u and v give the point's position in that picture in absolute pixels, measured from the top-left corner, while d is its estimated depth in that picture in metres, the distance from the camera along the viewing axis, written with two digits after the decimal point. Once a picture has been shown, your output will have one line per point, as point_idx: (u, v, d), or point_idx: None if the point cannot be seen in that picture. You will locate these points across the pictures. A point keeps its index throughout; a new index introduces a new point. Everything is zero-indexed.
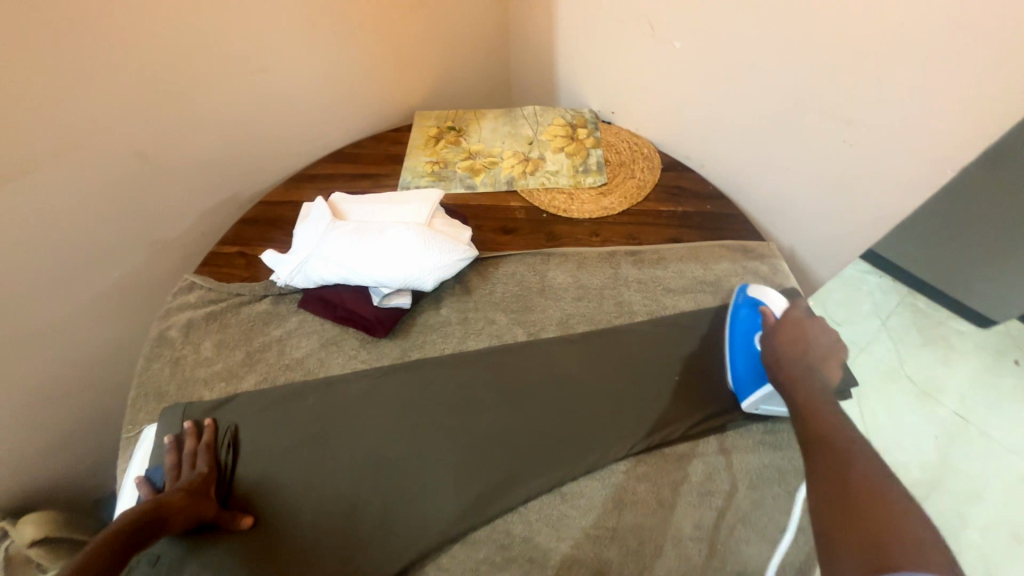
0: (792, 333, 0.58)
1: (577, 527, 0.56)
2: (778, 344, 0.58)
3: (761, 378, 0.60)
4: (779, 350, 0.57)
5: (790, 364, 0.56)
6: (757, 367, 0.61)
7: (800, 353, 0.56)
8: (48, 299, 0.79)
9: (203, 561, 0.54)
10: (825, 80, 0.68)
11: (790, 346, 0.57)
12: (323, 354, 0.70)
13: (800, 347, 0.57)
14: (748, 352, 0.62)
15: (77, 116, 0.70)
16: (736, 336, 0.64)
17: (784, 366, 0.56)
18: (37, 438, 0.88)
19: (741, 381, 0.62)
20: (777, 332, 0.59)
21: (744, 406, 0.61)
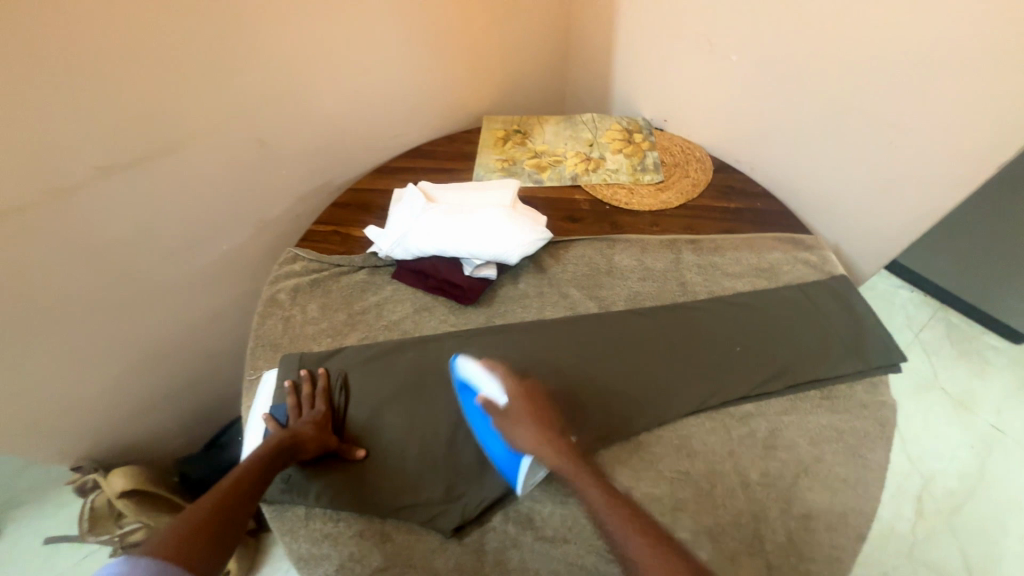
0: (528, 409, 0.63)
1: (656, 470, 0.62)
2: (526, 429, 0.60)
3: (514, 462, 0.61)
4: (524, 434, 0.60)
5: (528, 442, 0.60)
6: (507, 451, 0.62)
7: (539, 433, 0.60)
8: (171, 264, 0.90)
9: (327, 483, 0.62)
10: (876, 88, 0.76)
11: (528, 426, 0.61)
12: (417, 317, 0.79)
13: (541, 426, 0.61)
14: (495, 437, 0.63)
15: (219, 106, 0.81)
16: (476, 419, 0.65)
17: (538, 447, 0.59)
18: (136, 389, 0.99)
19: (505, 463, 0.61)
20: (516, 407, 0.63)
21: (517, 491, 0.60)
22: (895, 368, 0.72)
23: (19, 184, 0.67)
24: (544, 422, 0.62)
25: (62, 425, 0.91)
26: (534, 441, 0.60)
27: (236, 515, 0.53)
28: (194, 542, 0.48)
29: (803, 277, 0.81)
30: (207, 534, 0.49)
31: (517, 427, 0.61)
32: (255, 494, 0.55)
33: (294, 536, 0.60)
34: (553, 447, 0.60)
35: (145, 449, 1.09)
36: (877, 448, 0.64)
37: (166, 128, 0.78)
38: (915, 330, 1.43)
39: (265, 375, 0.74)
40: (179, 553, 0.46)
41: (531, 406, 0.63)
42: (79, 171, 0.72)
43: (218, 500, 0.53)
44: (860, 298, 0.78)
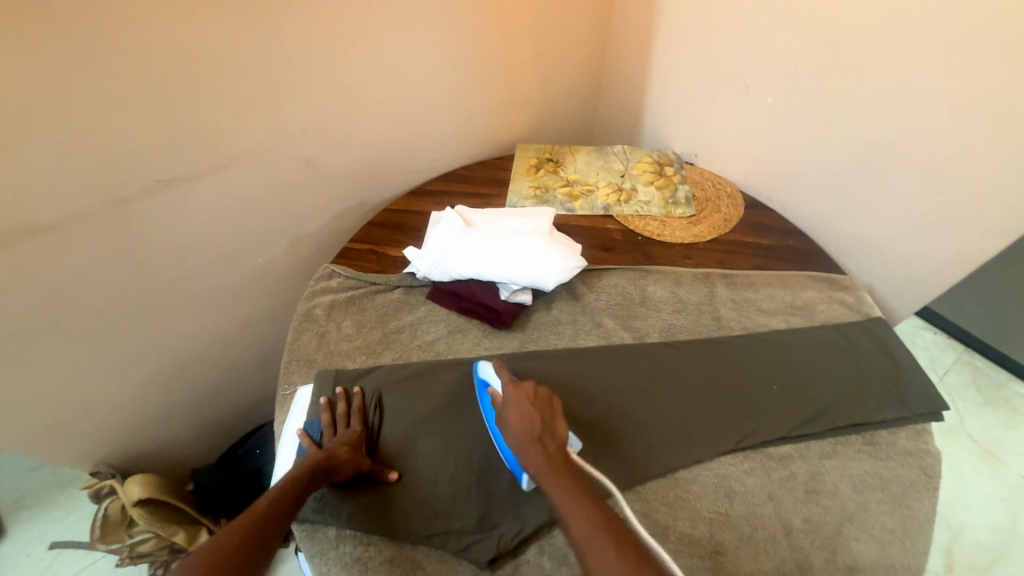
0: (521, 400, 0.58)
1: (693, 510, 0.61)
2: (514, 421, 0.57)
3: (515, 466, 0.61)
4: (512, 426, 0.57)
5: (513, 430, 0.56)
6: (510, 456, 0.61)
7: (527, 424, 0.56)
8: (210, 274, 0.92)
9: (360, 505, 0.61)
10: (913, 134, 0.77)
11: (520, 416, 0.57)
12: (451, 339, 0.79)
13: (533, 418, 0.56)
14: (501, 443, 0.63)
15: (272, 126, 0.85)
16: (489, 417, 0.67)
17: (523, 441, 0.55)
18: (162, 395, 1.00)
19: (513, 465, 0.61)
20: (511, 397, 0.59)
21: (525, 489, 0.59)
22: (938, 416, 0.70)
23: (84, 192, 0.71)
24: (535, 414, 0.57)
25: (89, 428, 0.92)
26: (519, 434, 0.56)
27: (268, 540, 0.52)
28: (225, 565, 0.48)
29: (839, 317, 0.81)
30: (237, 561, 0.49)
31: (507, 419, 0.57)
32: (286, 518, 0.55)
33: (325, 558, 0.59)
34: (537, 440, 0.55)
35: (164, 456, 1.09)
36: (924, 499, 0.63)
37: (221, 146, 0.81)
38: (942, 374, 1.41)
39: (299, 391, 0.75)
40: None
41: (527, 395, 0.59)
42: (138, 181, 0.75)
43: (251, 522, 0.52)
44: (899, 341, 0.77)
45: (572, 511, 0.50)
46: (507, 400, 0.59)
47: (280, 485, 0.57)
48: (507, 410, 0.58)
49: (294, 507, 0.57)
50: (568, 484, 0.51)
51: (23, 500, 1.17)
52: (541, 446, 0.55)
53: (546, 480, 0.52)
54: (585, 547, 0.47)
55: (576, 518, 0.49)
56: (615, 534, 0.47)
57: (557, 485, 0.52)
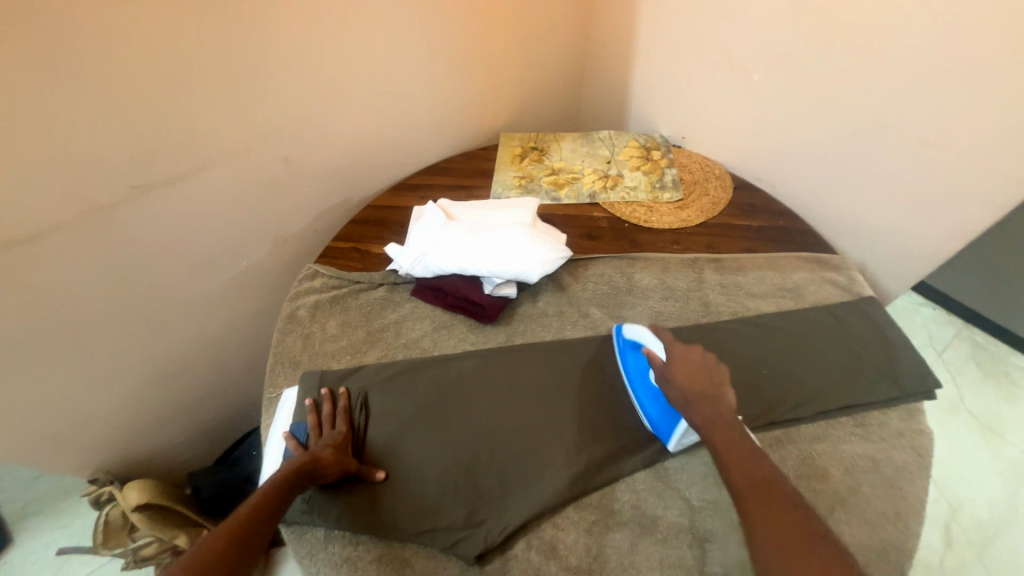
0: (695, 362, 0.60)
1: (682, 498, 0.61)
2: (682, 378, 0.59)
3: (671, 415, 0.63)
4: (680, 381, 0.59)
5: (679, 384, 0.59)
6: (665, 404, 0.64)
7: (694, 380, 0.58)
8: (193, 279, 0.91)
9: (346, 506, 0.61)
10: (905, 106, 0.75)
11: (689, 375, 0.59)
12: (436, 335, 0.78)
13: (702, 378, 0.59)
14: (654, 394, 0.65)
15: (246, 126, 0.83)
16: (634, 377, 0.67)
17: (691, 396, 0.57)
18: (155, 402, 1.00)
19: (659, 422, 0.64)
20: (683, 355, 0.61)
21: (669, 446, 0.63)
22: (929, 395, 0.69)
23: (59, 202, 0.69)
24: (702, 374, 0.59)
25: (83, 437, 0.92)
26: (686, 390, 0.58)
27: (250, 546, 0.50)
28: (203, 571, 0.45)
29: (829, 297, 0.80)
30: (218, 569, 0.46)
31: (671, 376, 0.60)
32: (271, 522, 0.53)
33: (314, 559, 0.59)
34: (703, 395, 0.57)
35: (160, 462, 1.10)
36: (916, 480, 0.62)
37: (196, 148, 0.79)
38: (940, 350, 1.39)
39: (285, 393, 0.74)
40: None
41: (694, 357, 0.61)
42: (113, 189, 0.74)
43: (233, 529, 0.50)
44: (889, 321, 0.76)
45: (736, 462, 0.50)
46: (676, 357, 0.61)
47: (265, 489, 0.56)
48: (673, 367, 0.60)
49: (280, 510, 0.55)
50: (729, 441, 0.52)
51: (27, 509, 1.18)
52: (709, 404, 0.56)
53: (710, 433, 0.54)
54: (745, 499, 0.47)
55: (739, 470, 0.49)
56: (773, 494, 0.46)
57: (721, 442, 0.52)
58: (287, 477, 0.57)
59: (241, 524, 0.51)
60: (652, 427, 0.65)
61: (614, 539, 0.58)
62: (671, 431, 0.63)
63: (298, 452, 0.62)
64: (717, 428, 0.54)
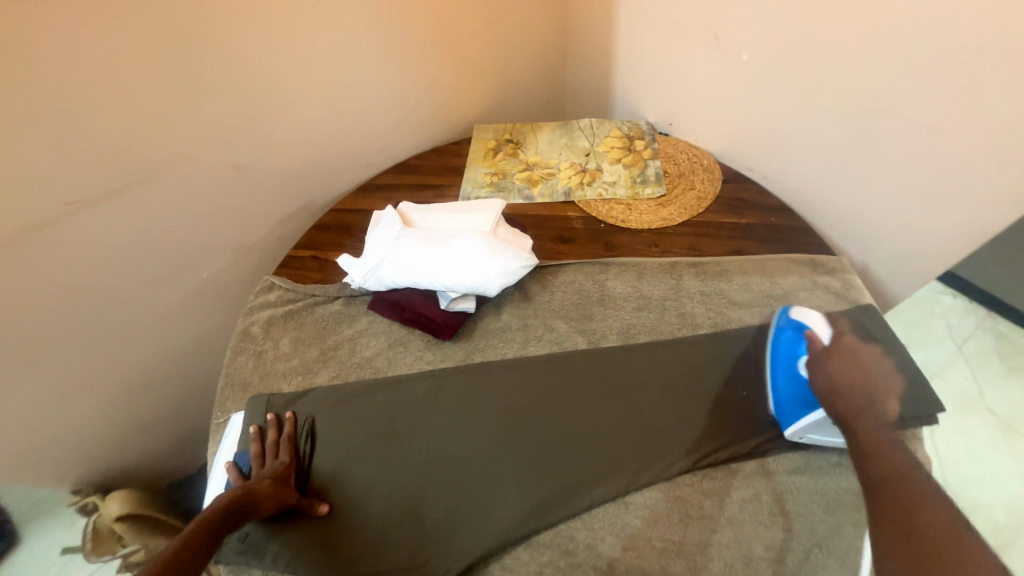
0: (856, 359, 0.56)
1: (642, 538, 0.56)
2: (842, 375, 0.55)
3: (808, 407, 0.58)
4: (833, 374, 0.56)
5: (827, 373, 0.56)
6: (805, 394, 0.59)
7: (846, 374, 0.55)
8: (150, 294, 0.88)
9: (285, 543, 0.58)
10: (909, 86, 0.66)
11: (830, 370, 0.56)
12: (391, 353, 0.74)
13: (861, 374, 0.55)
14: (793, 381, 0.59)
15: (188, 132, 0.79)
16: (778, 357, 0.62)
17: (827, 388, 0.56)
18: (127, 416, 0.99)
19: (786, 407, 0.60)
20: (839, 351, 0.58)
21: (787, 433, 0.59)
22: (930, 420, 0.61)
23: None
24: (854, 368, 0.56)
25: (53, 455, 0.91)
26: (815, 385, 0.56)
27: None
28: None
29: (821, 305, 0.72)
30: None
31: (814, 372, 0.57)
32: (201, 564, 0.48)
33: None
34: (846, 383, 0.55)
35: (141, 473, 1.10)
36: None
37: (133, 158, 0.75)
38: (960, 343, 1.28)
39: (234, 417, 0.71)
40: None
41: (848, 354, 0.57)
42: (43, 207, 0.70)
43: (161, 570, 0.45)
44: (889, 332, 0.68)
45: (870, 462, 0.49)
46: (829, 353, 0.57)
47: (196, 526, 0.50)
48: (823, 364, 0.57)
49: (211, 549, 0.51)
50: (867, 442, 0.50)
51: None
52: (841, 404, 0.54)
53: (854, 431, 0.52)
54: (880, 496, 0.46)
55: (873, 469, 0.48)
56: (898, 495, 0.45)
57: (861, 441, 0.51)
58: (221, 512, 0.53)
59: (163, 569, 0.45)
60: (774, 411, 0.61)
61: None
62: (796, 420, 0.59)
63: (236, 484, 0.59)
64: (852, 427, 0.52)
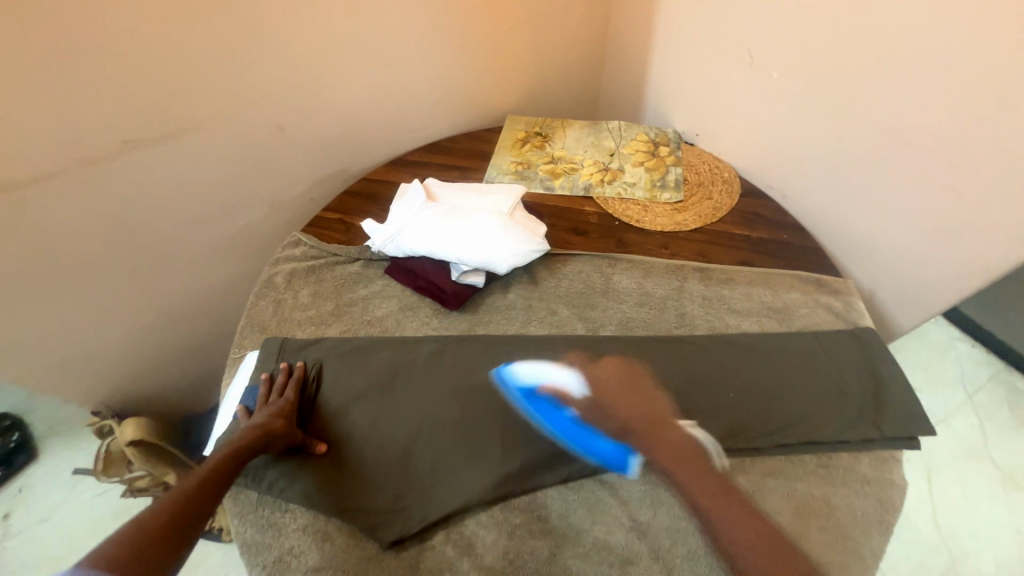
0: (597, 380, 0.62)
1: (613, 515, 0.58)
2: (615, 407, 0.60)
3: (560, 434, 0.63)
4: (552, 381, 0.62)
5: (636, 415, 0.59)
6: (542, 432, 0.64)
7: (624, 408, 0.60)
8: (186, 236, 0.95)
9: (283, 472, 0.62)
10: (927, 117, 0.67)
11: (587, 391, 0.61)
12: (400, 316, 0.78)
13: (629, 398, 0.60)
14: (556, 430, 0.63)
15: (240, 89, 0.85)
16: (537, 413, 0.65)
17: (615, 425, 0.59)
18: (150, 349, 1.06)
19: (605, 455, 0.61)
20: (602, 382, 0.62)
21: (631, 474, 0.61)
22: (912, 443, 0.62)
23: (47, 151, 0.73)
24: (632, 395, 0.61)
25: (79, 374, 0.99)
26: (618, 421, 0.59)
27: (196, 518, 0.51)
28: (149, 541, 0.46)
29: (821, 323, 0.73)
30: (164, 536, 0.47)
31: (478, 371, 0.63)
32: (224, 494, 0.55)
33: (243, 519, 0.61)
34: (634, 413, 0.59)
35: (155, 404, 1.17)
36: (871, 532, 0.56)
37: (187, 107, 0.81)
38: (970, 390, 1.24)
39: (249, 355, 0.76)
40: (124, 553, 0.45)
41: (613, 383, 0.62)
42: (103, 141, 0.76)
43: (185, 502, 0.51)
44: (883, 355, 0.69)
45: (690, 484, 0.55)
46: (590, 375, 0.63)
47: (215, 463, 0.56)
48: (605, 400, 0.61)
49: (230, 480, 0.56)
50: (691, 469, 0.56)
51: (53, 429, 1.32)
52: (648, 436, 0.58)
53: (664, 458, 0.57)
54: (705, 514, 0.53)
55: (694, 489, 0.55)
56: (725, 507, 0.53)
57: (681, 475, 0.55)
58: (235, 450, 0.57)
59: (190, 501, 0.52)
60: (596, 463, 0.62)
61: (533, 545, 0.57)
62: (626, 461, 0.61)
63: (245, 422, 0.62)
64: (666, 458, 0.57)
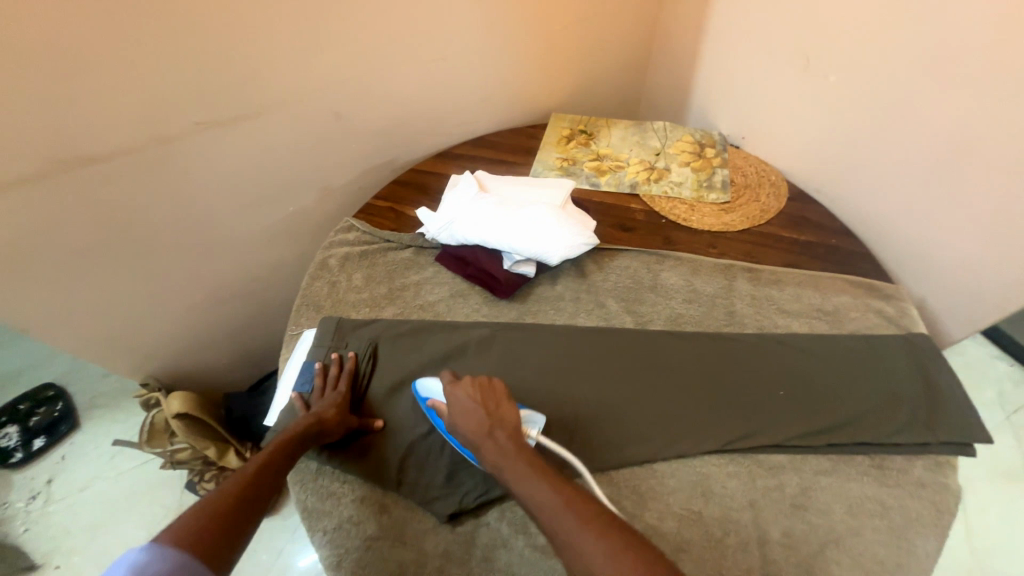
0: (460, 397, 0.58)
1: (665, 503, 0.59)
2: (455, 418, 0.57)
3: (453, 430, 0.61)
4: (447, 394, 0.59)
5: (499, 446, 0.54)
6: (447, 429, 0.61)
7: (474, 430, 0.55)
8: (242, 218, 0.98)
9: (342, 445, 0.65)
10: (993, 123, 0.66)
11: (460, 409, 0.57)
12: (451, 302, 0.80)
13: (478, 414, 0.56)
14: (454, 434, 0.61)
15: (305, 78, 0.88)
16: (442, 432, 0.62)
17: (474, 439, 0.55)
18: (199, 325, 1.10)
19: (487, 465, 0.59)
20: (452, 396, 0.58)
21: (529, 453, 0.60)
22: (967, 449, 0.62)
23: (126, 128, 0.77)
24: (477, 413, 0.56)
25: (132, 346, 1.03)
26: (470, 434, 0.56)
27: (255, 503, 0.53)
28: (212, 519, 0.48)
29: (872, 327, 0.73)
30: (225, 517, 0.49)
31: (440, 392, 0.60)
32: (276, 480, 0.56)
33: (303, 487, 0.63)
34: (490, 440, 0.55)
35: (198, 379, 1.21)
36: (928, 536, 0.56)
37: (253, 92, 0.85)
38: (1009, 409, 1.21)
39: (305, 333, 0.79)
40: (190, 528, 0.47)
41: (469, 392, 0.58)
42: (177, 123, 0.80)
43: (242, 487, 0.53)
44: (938, 361, 0.68)
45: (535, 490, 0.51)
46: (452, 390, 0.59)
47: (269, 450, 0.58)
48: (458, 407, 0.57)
49: (282, 469, 0.58)
50: (528, 467, 0.52)
51: (98, 401, 1.38)
52: (493, 441, 0.55)
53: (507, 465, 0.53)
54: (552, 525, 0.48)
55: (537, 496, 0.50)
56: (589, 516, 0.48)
57: (530, 477, 0.52)
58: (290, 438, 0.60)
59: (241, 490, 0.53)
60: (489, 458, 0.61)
61: None
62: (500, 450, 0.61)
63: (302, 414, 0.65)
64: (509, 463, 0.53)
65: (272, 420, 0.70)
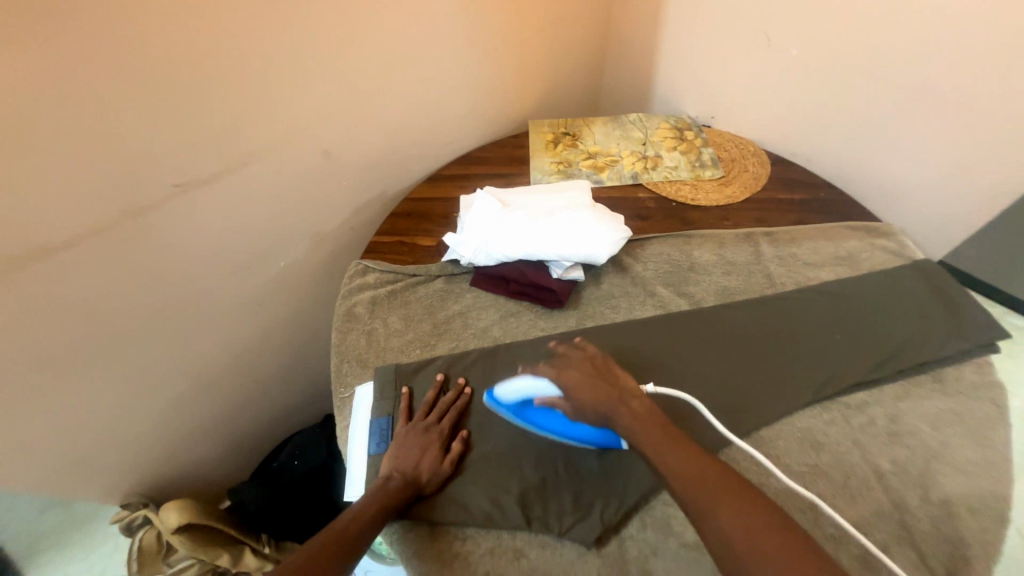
0: (590, 368, 0.59)
1: (785, 466, 0.61)
2: (580, 385, 0.57)
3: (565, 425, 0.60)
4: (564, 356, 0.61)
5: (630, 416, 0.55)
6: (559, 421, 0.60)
7: (604, 395, 0.57)
8: (229, 284, 0.85)
9: (450, 501, 0.59)
10: (947, 72, 0.79)
11: (592, 378, 0.58)
12: (505, 323, 0.77)
13: (606, 382, 0.58)
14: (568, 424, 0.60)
15: (294, 118, 0.79)
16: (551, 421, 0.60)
17: (603, 404, 0.56)
18: (189, 420, 0.93)
19: (587, 429, 0.60)
20: (575, 362, 0.60)
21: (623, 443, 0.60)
22: (994, 347, 0.72)
23: (90, 204, 0.63)
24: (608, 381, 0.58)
25: (110, 464, 0.85)
26: (598, 400, 0.57)
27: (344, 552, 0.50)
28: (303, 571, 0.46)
29: (884, 262, 0.82)
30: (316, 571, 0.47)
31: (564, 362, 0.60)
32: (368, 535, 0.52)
33: (421, 559, 0.56)
34: (624, 407, 0.56)
35: (190, 483, 1.03)
36: (998, 429, 0.64)
37: (238, 141, 0.74)
38: None
39: (358, 392, 0.71)
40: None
41: (595, 361, 0.60)
42: (153, 188, 0.68)
43: (334, 534, 0.51)
44: (946, 280, 0.78)
45: (665, 456, 0.52)
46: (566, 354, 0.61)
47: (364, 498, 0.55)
48: (571, 366, 0.60)
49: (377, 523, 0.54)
50: (659, 435, 0.53)
51: (38, 542, 1.07)
52: (625, 407, 0.56)
53: (637, 435, 0.54)
54: (688, 497, 0.48)
55: (672, 464, 0.51)
56: (728, 489, 0.48)
57: (660, 446, 0.52)
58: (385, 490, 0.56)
59: (340, 531, 0.51)
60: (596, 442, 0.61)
61: None
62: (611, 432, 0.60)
63: (396, 438, 0.62)
64: (640, 433, 0.54)
65: (356, 495, 0.62)
